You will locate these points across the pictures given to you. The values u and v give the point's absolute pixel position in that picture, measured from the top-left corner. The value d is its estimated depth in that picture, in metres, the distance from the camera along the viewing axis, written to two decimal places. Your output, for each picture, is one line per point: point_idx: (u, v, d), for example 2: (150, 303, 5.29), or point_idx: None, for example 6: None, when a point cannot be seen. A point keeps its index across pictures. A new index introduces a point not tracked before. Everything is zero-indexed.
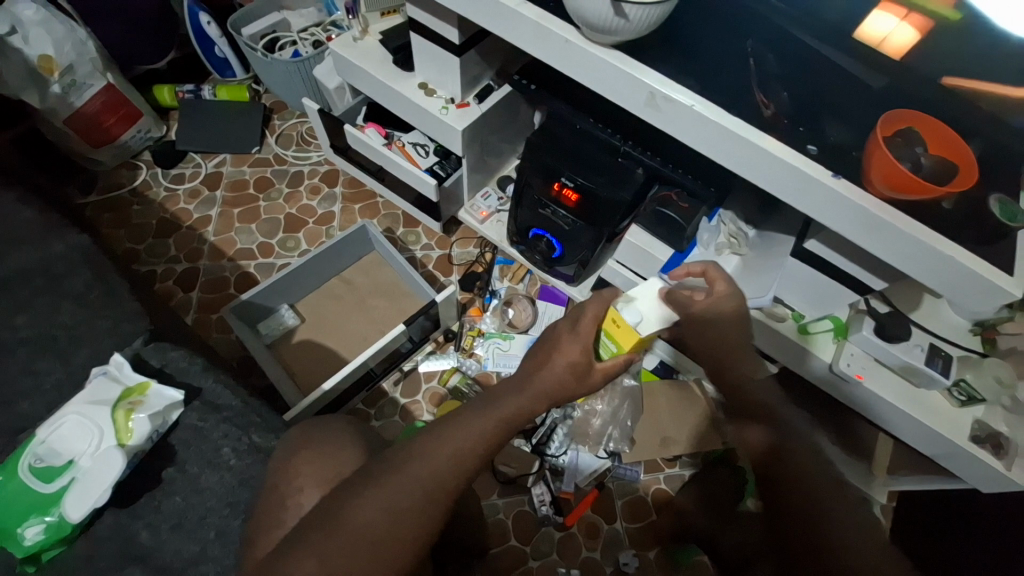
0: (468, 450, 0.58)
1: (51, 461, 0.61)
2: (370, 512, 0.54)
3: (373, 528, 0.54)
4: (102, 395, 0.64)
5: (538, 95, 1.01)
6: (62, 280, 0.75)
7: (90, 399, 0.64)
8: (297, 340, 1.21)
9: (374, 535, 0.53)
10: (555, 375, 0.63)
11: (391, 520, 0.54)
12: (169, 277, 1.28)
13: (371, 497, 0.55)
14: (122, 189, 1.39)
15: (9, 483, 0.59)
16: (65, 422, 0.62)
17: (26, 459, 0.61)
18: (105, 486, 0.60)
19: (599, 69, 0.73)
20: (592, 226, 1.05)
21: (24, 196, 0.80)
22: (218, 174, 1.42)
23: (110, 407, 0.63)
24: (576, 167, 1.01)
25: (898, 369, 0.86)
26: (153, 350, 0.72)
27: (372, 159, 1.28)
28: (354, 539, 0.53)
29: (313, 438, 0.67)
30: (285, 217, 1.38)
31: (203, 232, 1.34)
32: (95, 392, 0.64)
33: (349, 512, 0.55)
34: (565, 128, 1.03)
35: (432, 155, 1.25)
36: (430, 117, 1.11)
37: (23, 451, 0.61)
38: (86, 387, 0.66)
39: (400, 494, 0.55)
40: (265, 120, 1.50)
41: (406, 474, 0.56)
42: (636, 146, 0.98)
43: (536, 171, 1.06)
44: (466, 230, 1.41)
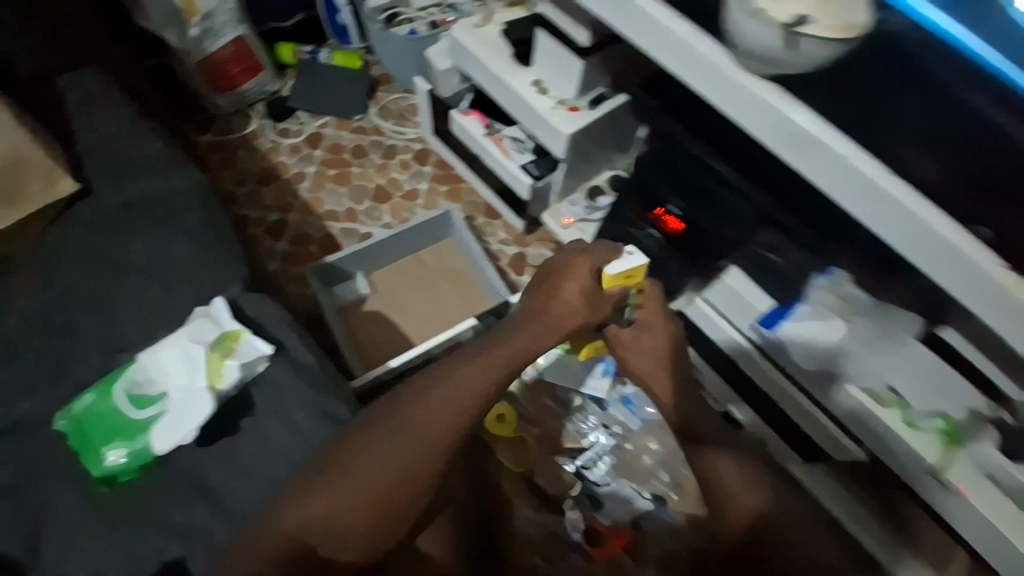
0: (458, 410, 0.68)
1: (145, 390, 0.66)
2: (376, 469, 0.64)
3: (386, 488, 0.64)
4: (200, 336, 0.67)
5: (651, 107, 0.93)
6: (179, 215, 0.79)
7: (191, 338, 0.67)
8: (365, 309, 1.22)
9: (387, 496, 0.64)
10: (565, 303, 0.74)
11: (398, 483, 0.64)
12: (260, 225, 1.32)
13: (375, 465, 0.64)
14: (232, 135, 1.44)
15: (104, 404, 0.65)
16: (161, 356, 0.67)
17: (122, 384, 0.66)
18: (191, 427, 0.64)
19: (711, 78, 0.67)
20: (688, 258, 1.02)
21: (155, 129, 0.86)
22: (319, 135, 1.47)
23: (206, 349, 0.66)
24: (686, 190, 0.94)
25: (1017, 496, 0.75)
26: (250, 300, 0.74)
27: (470, 148, 1.30)
28: (370, 502, 0.63)
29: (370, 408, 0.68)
30: (373, 187, 1.42)
31: (297, 187, 1.39)
32: (196, 332, 0.68)
33: (359, 481, 0.64)
34: (671, 148, 0.91)
35: (528, 152, 1.23)
36: (538, 116, 1.09)
37: (121, 376, 0.66)
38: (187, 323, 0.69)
39: (404, 455, 0.65)
40: (370, 90, 1.53)
41: (395, 442, 0.65)
42: (748, 178, 0.86)
43: (634, 190, 1.03)
44: (544, 232, 1.40)
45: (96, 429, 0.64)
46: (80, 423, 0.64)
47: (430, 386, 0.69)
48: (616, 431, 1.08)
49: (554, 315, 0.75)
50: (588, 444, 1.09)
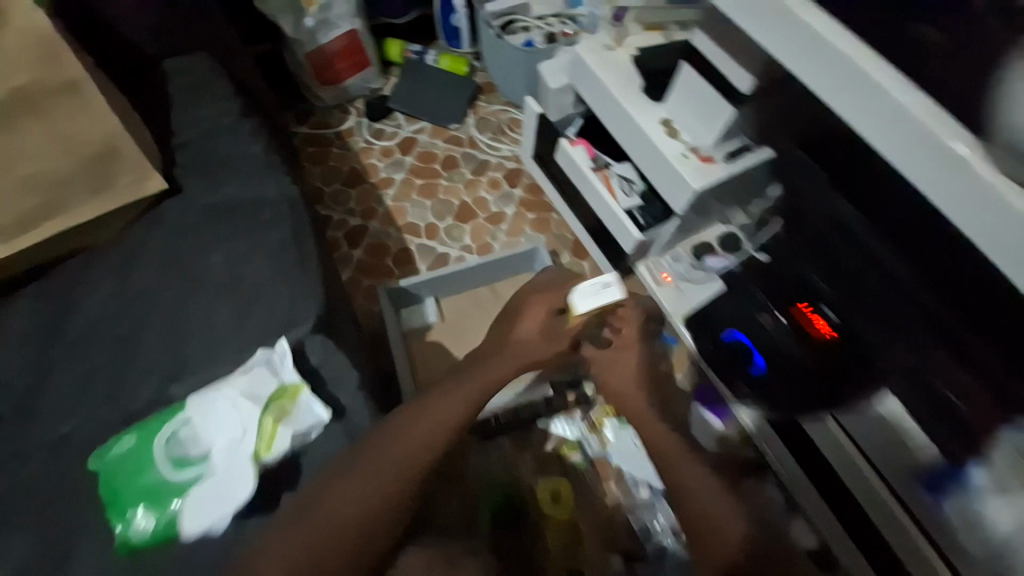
0: (433, 433, 0.62)
1: (186, 449, 0.59)
2: (350, 506, 0.54)
3: (350, 526, 0.54)
4: (256, 393, 0.60)
5: (811, 184, 0.83)
6: (259, 231, 0.73)
7: (244, 392, 0.60)
8: (431, 339, 1.14)
9: (347, 538, 0.53)
10: (524, 341, 0.79)
11: (363, 521, 0.54)
12: (340, 229, 1.27)
13: (346, 495, 0.55)
14: (328, 130, 1.41)
15: (141, 457, 0.58)
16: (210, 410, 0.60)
17: (162, 436, 0.59)
18: (230, 502, 0.56)
19: (860, 93, 0.51)
20: (829, 367, 0.85)
21: (256, 130, 0.81)
22: (413, 140, 1.40)
23: (261, 410, 0.59)
24: (840, 291, 0.84)
25: None
26: (317, 344, 0.66)
27: (571, 179, 1.17)
28: (325, 544, 0.52)
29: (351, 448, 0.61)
30: (459, 203, 1.33)
31: (382, 193, 1.33)
32: (252, 385, 0.61)
33: (319, 513, 0.54)
34: (822, 216, 0.85)
35: (636, 196, 1.09)
36: (663, 162, 0.93)
37: (164, 426, 0.59)
38: (242, 374, 0.62)
39: (376, 487, 0.56)
40: (472, 98, 1.45)
41: (370, 469, 0.57)
42: (928, 287, 0.74)
43: (781, 268, 0.93)
44: (633, 285, 1.26)
45: (127, 484, 0.57)
46: (113, 472, 0.58)
47: (404, 414, 0.63)
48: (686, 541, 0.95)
49: (518, 349, 0.78)
50: (650, 551, 0.96)
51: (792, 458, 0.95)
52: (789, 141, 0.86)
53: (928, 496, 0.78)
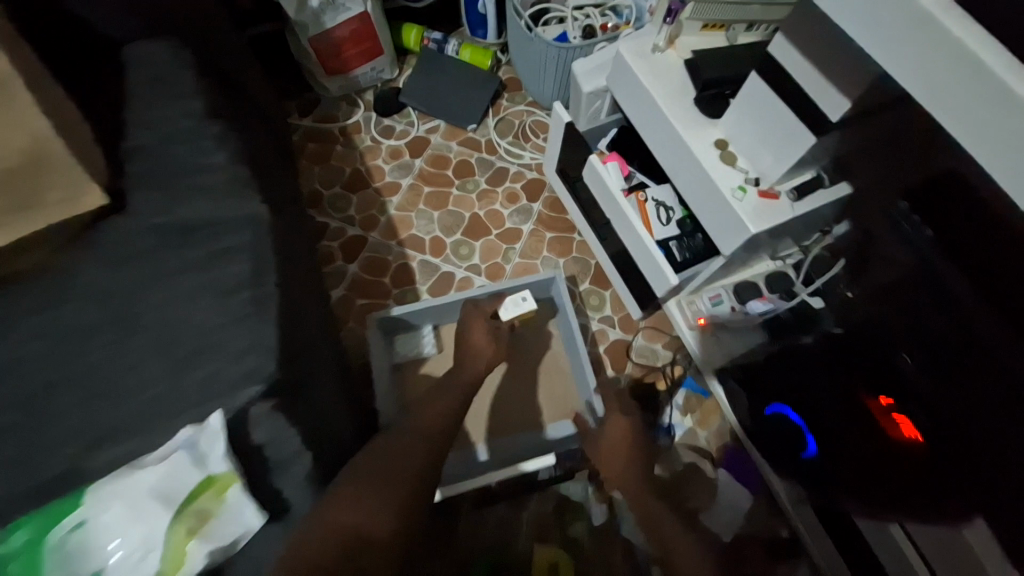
0: (418, 462, 0.65)
1: (84, 550, 0.49)
2: (347, 538, 0.53)
3: (335, 557, 0.52)
4: (171, 489, 0.50)
5: (906, 248, 0.64)
6: (210, 267, 0.60)
7: (159, 487, 0.50)
8: (425, 373, 1.01)
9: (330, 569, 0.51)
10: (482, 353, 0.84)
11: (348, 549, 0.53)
12: (337, 239, 1.15)
13: (333, 521, 0.54)
14: (333, 124, 1.27)
15: (27, 559, 0.48)
16: (115, 507, 0.50)
17: (52, 536, 0.49)
18: None
19: (981, 96, 0.39)
20: (917, 485, 0.65)
21: (222, 133, 0.69)
22: (425, 141, 1.26)
23: (179, 513, 0.50)
24: (936, 391, 0.64)
25: None
26: (267, 418, 0.55)
27: (598, 200, 0.99)
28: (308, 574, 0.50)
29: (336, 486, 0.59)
30: (470, 216, 1.18)
31: (386, 200, 1.20)
32: (168, 479, 0.50)
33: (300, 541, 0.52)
34: (926, 293, 0.63)
35: (673, 225, 0.92)
36: (714, 195, 0.78)
37: (55, 522, 0.49)
38: (158, 463, 0.51)
39: (374, 515, 0.57)
40: (494, 96, 1.29)
41: (358, 495, 0.57)
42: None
43: (875, 354, 0.72)
44: (660, 321, 1.10)
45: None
46: None
47: (382, 446, 0.65)
48: None
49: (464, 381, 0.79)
50: None
51: (845, 567, 0.75)
52: (897, 195, 0.64)
53: None
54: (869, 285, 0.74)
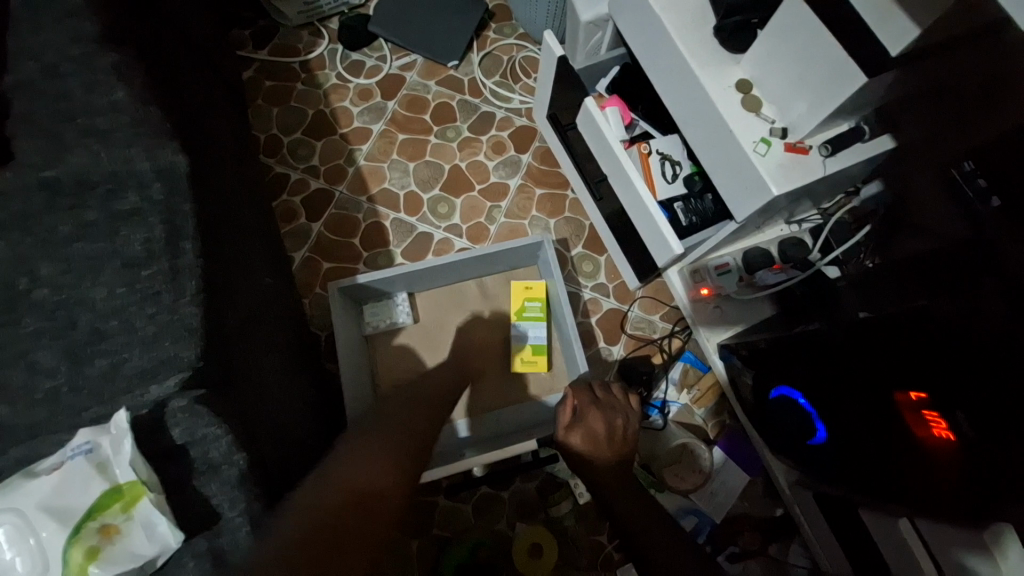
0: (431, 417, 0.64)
1: None
2: (365, 477, 0.49)
3: (341, 509, 0.45)
4: (66, 503, 0.43)
5: (960, 217, 0.51)
6: (118, 237, 0.51)
7: (50, 502, 0.42)
8: (398, 344, 0.92)
9: (335, 522, 0.43)
10: None
11: (352, 503, 0.46)
12: (299, 192, 1.03)
13: (342, 478, 0.48)
14: (293, 58, 1.10)
15: None
16: None
17: None
18: None
19: None
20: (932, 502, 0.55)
21: (120, 66, 0.57)
22: (399, 79, 1.09)
23: (72, 534, 0.42)
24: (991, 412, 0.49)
25: None
26: (183, 415, 0.46)
27: (593, 153, 0.87)
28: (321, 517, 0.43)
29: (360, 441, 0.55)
30: (450, 169, 1.05)
31: (355, 148, 1.06)
32: (62, 492, 0.43)
33: (303, 506, 0.45)
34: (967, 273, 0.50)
35: (680, 184, 0.81)
36: (731, 148, 0.66)
37: None
38: (50, 473, 0.43)
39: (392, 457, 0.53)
40: (479, 27, 1.12)
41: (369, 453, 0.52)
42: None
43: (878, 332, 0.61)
44: (659, 290, 1.01)
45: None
46: None
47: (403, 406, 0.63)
48: None
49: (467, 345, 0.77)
50: None
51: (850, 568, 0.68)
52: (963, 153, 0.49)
53: None
54: (903, 256, 0.63)
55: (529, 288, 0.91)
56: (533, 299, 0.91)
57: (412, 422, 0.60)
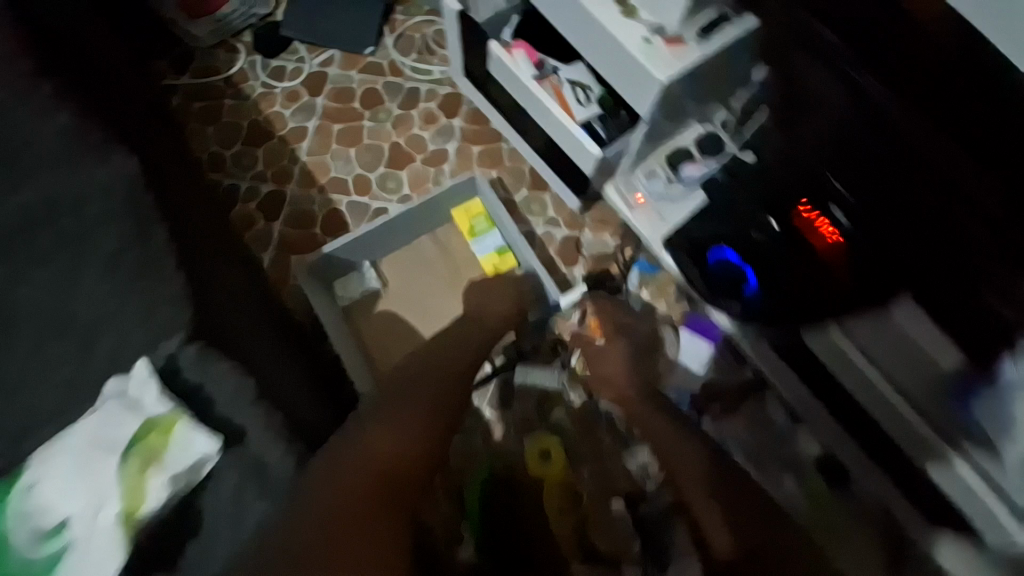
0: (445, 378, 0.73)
1: (43, 521, 0.50)
2: (396, 441, 0.59)
3: (380, 471, 0.55)
4: (112, 437, 0.51)
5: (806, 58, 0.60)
6: (91, 236, 0.56)
7: (100, 437, 0.51)
8: (378, 311, 0.99)
9: (377, 482, 0.54)
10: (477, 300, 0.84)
11: (387, 467, 0.56)
12: (252, 199, 1.08)
13: (379, 446, 0.58)
14: (215, 76, 1.14)
15: None
16: (60, 467, 0.50)
17: (12, 513, 0.50)
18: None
19: None
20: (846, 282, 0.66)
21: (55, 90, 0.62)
22: (322, 76, 1.15)
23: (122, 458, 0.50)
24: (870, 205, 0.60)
25: None
26: (192, 356, 0.53)
27: (513, 95, 0.95)
28: (369, 476, 0.54)
29: (392, 406, 0.64)
30: (389, 147, 1.12)
31: (295, 148, 1.11)
32: (106, 427, 0.51)
33: (348, 464, 0.54)
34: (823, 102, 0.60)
35: (594, 104, 0.90)
36: (622, 54, 0.75)
37: (11, 498, 0.50)
38: (95, 416, 0.52)
39: (417, 420, 0.63)
40: (386, 11, 1.17)
41: (398, 422, 0.61)
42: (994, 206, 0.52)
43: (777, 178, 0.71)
44: (605, 211, 1.09)
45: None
46: None
47: (422, 372, 0.72)
48: None
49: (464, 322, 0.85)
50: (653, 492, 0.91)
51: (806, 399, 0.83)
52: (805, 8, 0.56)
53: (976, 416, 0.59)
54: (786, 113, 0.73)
55: (469, 210, 1.01)
56: (476, 218, 1.01)
57: (427, 389, 0.69)
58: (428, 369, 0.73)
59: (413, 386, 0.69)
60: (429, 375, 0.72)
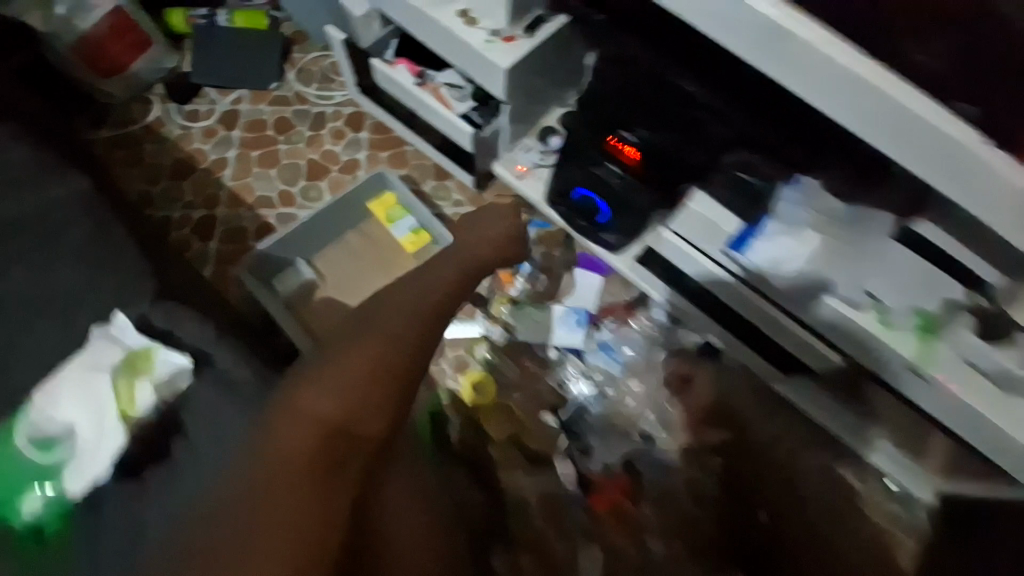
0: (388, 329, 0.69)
1: (50, 432, 0.66)
2: (325, 405, 0.60)
3: (310, 444, 0.57)
4: (104, 363, 0.68)
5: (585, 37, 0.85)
6: (60, 242, 0.72)
7: (92, 363, 0.68)
8: (317, 299, 1.13)
9: (306, 454, 0.57)
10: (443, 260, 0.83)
11: (317, 433, 0.58)
12: (185, 225, 1.20)
13: (308, 416, 0.59)
14: (134, 127, 1.28)
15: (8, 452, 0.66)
16: (63, 391, 0.67)
17: (25, 429, 0.66)
18: (106, 464, 0.65)
19: None
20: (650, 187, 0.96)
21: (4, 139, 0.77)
22: (234, 112, 1.30)
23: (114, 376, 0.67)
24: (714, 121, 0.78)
25: (995, 377, 0.72)
26: (161, 312, 0.71)
27: (402, 100, 1.16)
28: (299, 447, 0.57)
29: (329, 366, 0.63)
30: (306, 163, 1.28)
31: (220, 175, 1.25)
32: (96, 357, 0.68)
33: (282, 440, 0.58)
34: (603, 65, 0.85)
35: (468, 98, 1.11)
36: (473, 52, 0.95)
37: (22, 419, 0.66)
38: (87, 351, 0.69)
39: (353, 379, 0.62)
40: (284, 51, 1.35)
41: (330, 388, 0.61)
42: (733, 106, 0.78)
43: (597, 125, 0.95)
44: (502, 188, 1.29)
45: (15, 477, 0.66)
46: None
47: (365, 322, 0.69)
48: (598, 379, 1.14)
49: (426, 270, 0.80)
50: (572, 398, 1.14)
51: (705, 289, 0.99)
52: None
53: (737, 254, 0.87)
54: None
55: (383, 201, 1.17)
56: (392, 208, 1.17)
57: (366, 342, 0.66)
58: (365, 322, 0.69)
59: (351, 343, 0.66)
60: (369, 327, 0.68)
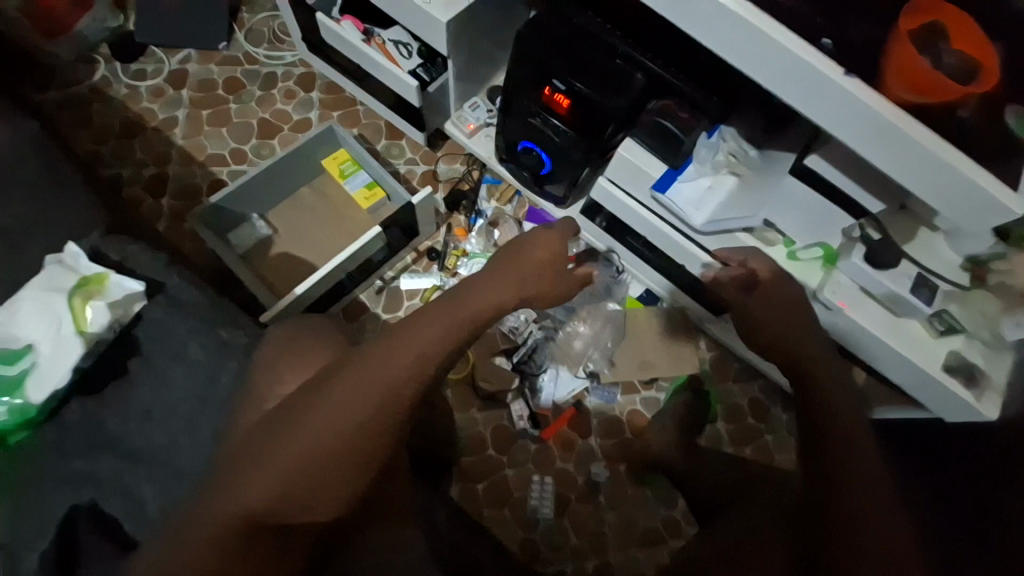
0: (378, 396, 0.54)
1: (8, 345, 0.67)
2: (265, 488, 0.52)
3: (234, 524, 0.52)
4: (58, 285, 0.70)
5: None
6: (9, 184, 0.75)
7: (47, 285, 0.70)
8: (274, 252, 1.18)
9: (228, 535, 0.52)
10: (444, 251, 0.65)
11: (243, 522, 0.52)
12: (136, 182, 1.21)
13: (241, 501, 0.52)
14: (79, 86, 1.27)
15: None
16: (19, 308, 0.68)
17: None
18: (66, 373, 0.67)
19: None
20: (585, 139, 0.96)
21: None
22: (182, 72, 1.30)
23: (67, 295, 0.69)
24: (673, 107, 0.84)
25: (882, 298, 0.82)
26: (110, 244, 0.76)
27: (350, 57, 1.18)
28: (225, 526, 0.52)
29: (296, 432, 0.53)
30: (257, 122, 1.29)
31: (170, 135, 1.25)
32: (51, 280, 0.70)
33: (209, 510, 0.53)
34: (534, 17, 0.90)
35: (415, 56, 1.13)
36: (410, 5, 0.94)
37: None
38: (40, 276, 0.70)
39: (302, 471, 0.52)
40: (232, 11, 1.35)
41: (273, 470, 0.52)
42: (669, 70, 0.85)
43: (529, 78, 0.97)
44: (454, 146, 1.34)
45: None
46: None
47: (368, 358, 0.55)
48: (547, 324, 1.20)
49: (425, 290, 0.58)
50: (522, 341, 1.20)
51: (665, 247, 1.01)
52: None
53: (659, 194, 0.91)
54: None
55: (337, 157, 1.20)
56: (345, 163, 1.20)
57: (356, 402, 0.53)
58: (356, 371, 0.55)
59: (334, 407, 0.53)
60: (357, 385, 0.54)
